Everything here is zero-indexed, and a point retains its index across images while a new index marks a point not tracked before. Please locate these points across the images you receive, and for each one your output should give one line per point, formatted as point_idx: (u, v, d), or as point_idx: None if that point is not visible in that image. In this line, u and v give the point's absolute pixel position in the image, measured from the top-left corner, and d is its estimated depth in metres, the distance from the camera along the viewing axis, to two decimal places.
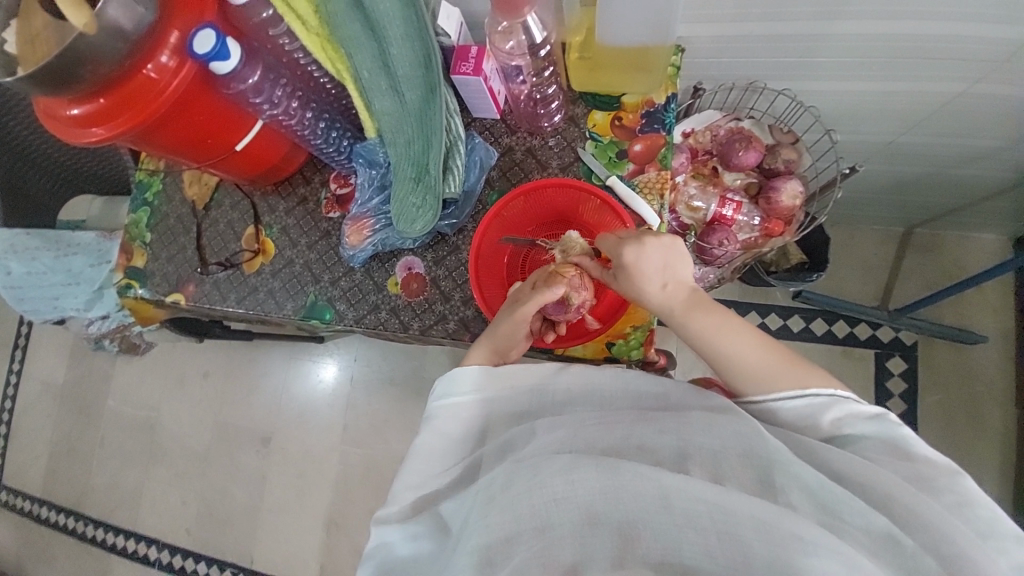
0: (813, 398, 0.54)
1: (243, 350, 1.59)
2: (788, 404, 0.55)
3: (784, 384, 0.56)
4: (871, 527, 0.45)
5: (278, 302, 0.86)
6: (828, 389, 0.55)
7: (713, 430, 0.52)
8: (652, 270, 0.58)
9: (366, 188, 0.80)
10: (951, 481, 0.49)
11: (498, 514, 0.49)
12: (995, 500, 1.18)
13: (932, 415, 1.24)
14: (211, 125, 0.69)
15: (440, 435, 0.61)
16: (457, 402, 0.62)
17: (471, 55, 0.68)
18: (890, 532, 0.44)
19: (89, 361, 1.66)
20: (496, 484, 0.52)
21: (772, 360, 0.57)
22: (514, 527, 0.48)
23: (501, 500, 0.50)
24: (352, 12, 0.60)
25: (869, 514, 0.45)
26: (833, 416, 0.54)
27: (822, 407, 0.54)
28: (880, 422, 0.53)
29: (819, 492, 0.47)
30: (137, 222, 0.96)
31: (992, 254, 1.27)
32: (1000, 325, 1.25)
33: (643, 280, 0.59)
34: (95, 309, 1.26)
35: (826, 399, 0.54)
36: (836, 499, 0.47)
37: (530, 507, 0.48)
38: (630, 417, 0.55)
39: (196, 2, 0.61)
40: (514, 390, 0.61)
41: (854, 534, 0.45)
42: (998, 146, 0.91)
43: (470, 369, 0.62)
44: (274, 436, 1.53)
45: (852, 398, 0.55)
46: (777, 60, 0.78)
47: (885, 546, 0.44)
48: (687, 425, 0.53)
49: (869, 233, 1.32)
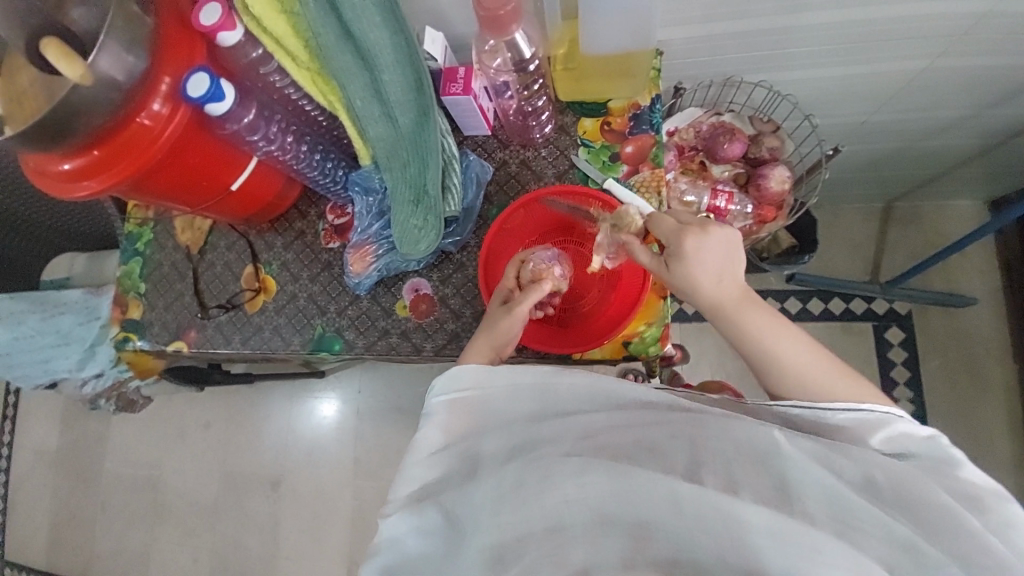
0: (865, 414, 0.55)
1: (244, 394, 1.56)
2: (838, 417, 0.56)
3: (834, 397, 0.57)
4: (894, 535, 0.46)
5: (285, 339, 0.85)
6: (882, 406, 0.56)
7: (724, 432, 0.53)
8: (709, 268, 0.58)
9: (365, 215, 0.80)
10: (998, 502, 0.51)
11: (510, 515, 0.50)
12: (1003, 456, 1.21)
13: (934, 381, 1.27)
14: (206, 167, 0.69)
15: (442, 429, 0.60)
16: (460, 397, 0.61)
17: (460, 75, 0.71)
18: (911, 541, 0.46)
19: (84, 422, 1.60)
20: (505, 484, 0.52)
21: (822, 370, 0.59)
22: (527, 530, 0.49)
23: (512, 503, 0.51)
24: (343, 45, 0.60)
25: (891, 524, 0.47)
26: (886, 434, 0.55)
27: (875, 423, 0.55)
28: (933, 443, 0.54)
29: (839, 500, 0.48)
30: (130, 273, 0.94)
31: (970, 219, 1.32)
32: (989, 287, 1.28)
33: (699, 273, 0.58)
34: (87, 368, 1.21)
35: (877, 417, 0.55)
36: (860, 508, 0.47)
37: (541, 509, 0.50)
38: (644, 418, 0.56)
39: (185, 48, 0.61)
40: (515, 387, 0.60)
41: (873, 542, 0.46)
42: (965, 115, 0.95)
43: (471, 367, 0.61)
44: (283, 478, 1.49)
45: (907, 417, 0.56)
46: (750, 54, 0.81)
47: (902, 553, 0.46)
48: (698, 428, 0.53)
49: (851, 211, 1.36)
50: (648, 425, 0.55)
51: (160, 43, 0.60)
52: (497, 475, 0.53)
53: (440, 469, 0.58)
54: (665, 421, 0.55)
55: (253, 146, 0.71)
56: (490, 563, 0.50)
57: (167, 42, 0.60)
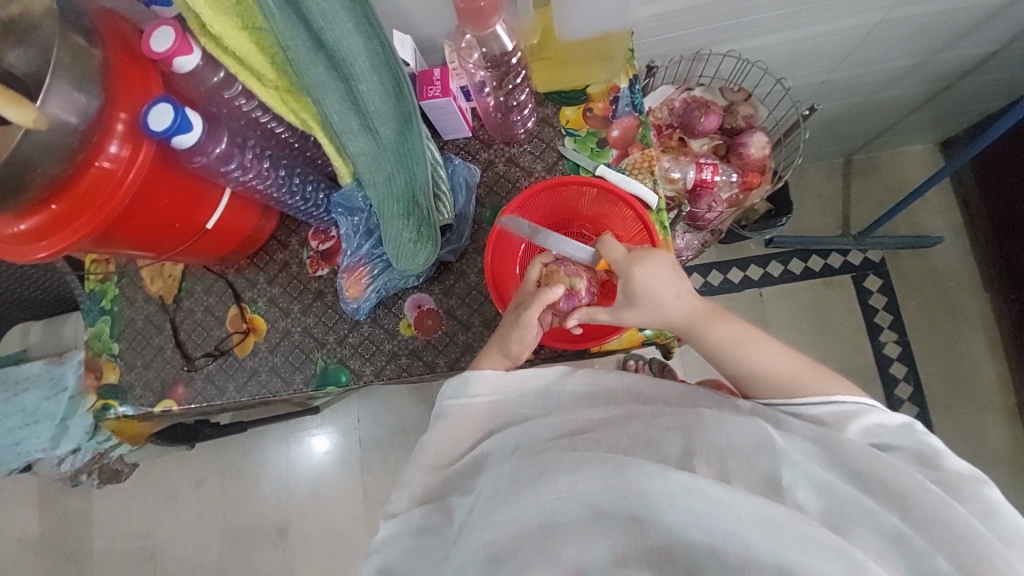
0: (839, 405, 0.56)
1: (236, 443, 1.47)
2: (814, 410, 0.56)
3: (809, 390, 0.58)
4: (883, 525, 0.46)
5: (285, 378, 0.79)
6: (853, 396, 0.56)
7: (722, 428, 0.51)
8: (660, 284, 0.61)
9: (352, 237, 0.76)
10: (977, 490, 0.50)
11: (503, 513, 0.47)
12: (984, 382, 1.28)
13: (915, 320, 1.33)
14: (176, 207, 0.64)
15: (449, 434, 0.60)
16: (470, 403, 0.61)
17: (436, 78, 0.68)
18: (899, 531, 0.45)
19: (62, 501, 1.48)
20: (500, 483, 0.50)
21: (799, 371, 0.59)
22: (520, 532, 0.47)
23: (507, 502, 0.48)
24: (315, 56, 0.54)
25: (880, 514, 0.46)
26: (861, 426, 0.55)
27: (849, 414, 0.55)
28: (907, 432, 0.54)
29: (829, 491, 0.48)
30: (100, 334, 0.87)
31: (925, 162, 1.38)
32: (951, 224, 1.35)
33: (656, 291, 0.61)
34: (62, 444, 1.15)
35: (852, 407, 0.56)
36: (848, 499, 0.47)
37: (536, 505, 0.47)
38: (647, 415, 0.54)
39: (139, 79, 0.57)
40: (522, 394, 0.61)
41: (863, 534, 0.46)
42: (914, 64, 0.98)
43: (485, 374, 0.61)
44: (291, 523, 1.41)
45: (879, 408, 0.56)
46: (717, 25, 0.82)
47: (890, 545, 0.45)
48: (694, 421, 0.52)
49: (815, 169, 1.41)
50: (650, 421, 0.53)
51: (112, 77, 0.56)
52: (494, 475, 0.52)
53: (448, 466, 0.59)
54: (662, 414, 0.54)
55: (225, 177, 0.66)
56: (484, 566, 0.47)
57: (118, 75, 0.56)
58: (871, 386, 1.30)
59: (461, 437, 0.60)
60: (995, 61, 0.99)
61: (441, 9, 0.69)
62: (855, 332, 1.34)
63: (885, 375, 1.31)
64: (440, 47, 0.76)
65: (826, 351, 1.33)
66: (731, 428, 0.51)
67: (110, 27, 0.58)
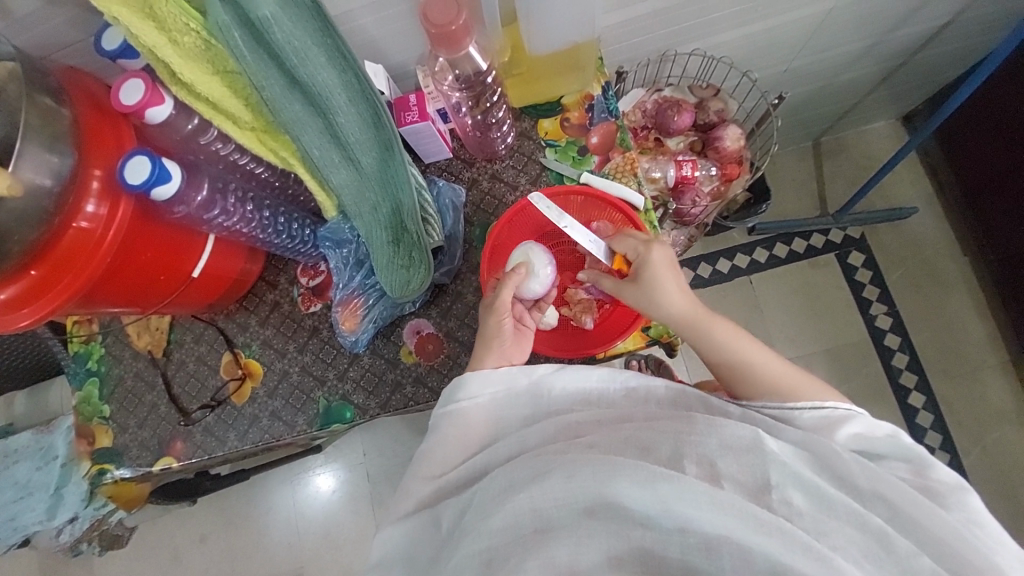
0: (829, 411, 0.57)
1: (239, 491, 1.42)
2: (804, 415, 0.57)
3: (802, 397, 0.59)
4: (867, 524, 0.45)
5: (287, 422, 0.77)
6: (843, 403, 0.58)
7: (713, 431, 0.50)
8: (667, 279, 0.62)
9: (343, 269, 0.75)
10: (962, 498, 0.50)
11: (499, 519, 0.47)
12: (972, 344, 1.31)
13: (901, 290, 1.35)
14: (160, 261, 0.64)
15: (446, 449, 0.58)
16: (458, 410, 0.60)
17: (412, 103, 0.69)
18: (884, 531, 0.45)
19: (63, 572, 1.41)
20: (494, 487, 0.50)
21: (791, 376, 0.61)
22: (513, 534, 0.46)
23: (502, 505, 0.48)
24: (291, 94, 0.52)
25: (863, 513, 0.46)
26: (848, 433, 0.55)
27: (839, 419, 0.56)
28: (892, 439, 0.55)
29: (816, 492, 0.47)
30: (89, 398, 0.83)
31: (890, 138, 1.43)
32: (922, 193, 1.39)
33: (663, 289, 0.62)
34: (58, 515, 1.13)
35: (842, 413, 0.57)
36: (835, 500, 0.47)
37: (529, 509, 0.47)
38: (640, 419, 0.53)
39: (111, 133, 0.57)
40: (512, 399, 0.60)
41: (847, 533, 0.45)
42: (870, 44, 1.01)
43: (475, 382, 0.60)
44: (304, 571, 1.37)
45: (867, 416, 0.57)
46: (681, 27, 0.84)
47: (876, 544, 0.45)
48: (686, 425, 0.50)
49: (787, 155, 1.45)
50: (642, 425, 0.52)
51: (82, 134, 0.55)
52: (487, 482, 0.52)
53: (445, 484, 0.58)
54: (656, 418, 0.53)
55: (209, 224, 0.66)
56: None
57: (88, 132, 0.56)
58: (866, 360, 1.32)
59: (458, 448, 0.58)
60: (942, 36, 1.03)
61: (410, 35, 0.70)
62: (845, 308, 1.36)
63: (880, 347, 1.33)
64: (412, 72, 0.77)
65: (820, 332, 1.35)
66: (721, 430, 0.50)
67: (77, 85, 0.58)
